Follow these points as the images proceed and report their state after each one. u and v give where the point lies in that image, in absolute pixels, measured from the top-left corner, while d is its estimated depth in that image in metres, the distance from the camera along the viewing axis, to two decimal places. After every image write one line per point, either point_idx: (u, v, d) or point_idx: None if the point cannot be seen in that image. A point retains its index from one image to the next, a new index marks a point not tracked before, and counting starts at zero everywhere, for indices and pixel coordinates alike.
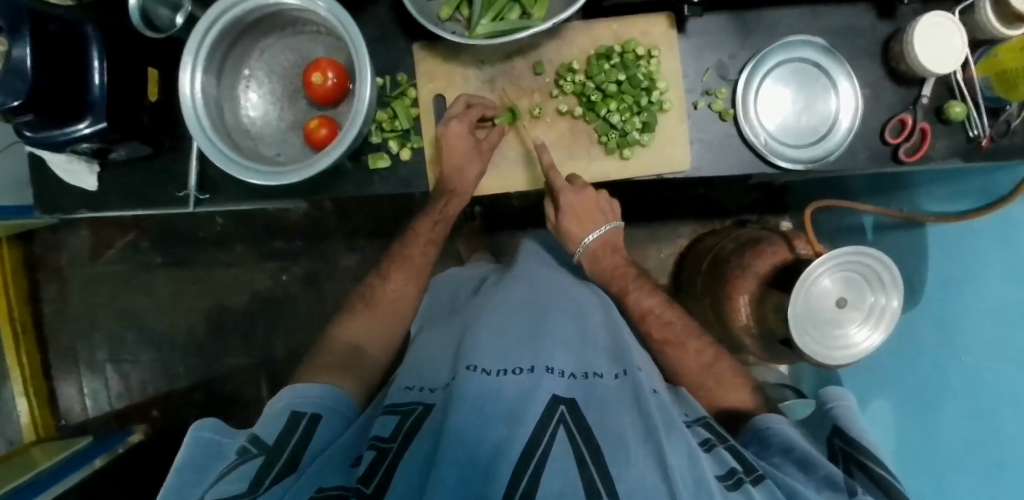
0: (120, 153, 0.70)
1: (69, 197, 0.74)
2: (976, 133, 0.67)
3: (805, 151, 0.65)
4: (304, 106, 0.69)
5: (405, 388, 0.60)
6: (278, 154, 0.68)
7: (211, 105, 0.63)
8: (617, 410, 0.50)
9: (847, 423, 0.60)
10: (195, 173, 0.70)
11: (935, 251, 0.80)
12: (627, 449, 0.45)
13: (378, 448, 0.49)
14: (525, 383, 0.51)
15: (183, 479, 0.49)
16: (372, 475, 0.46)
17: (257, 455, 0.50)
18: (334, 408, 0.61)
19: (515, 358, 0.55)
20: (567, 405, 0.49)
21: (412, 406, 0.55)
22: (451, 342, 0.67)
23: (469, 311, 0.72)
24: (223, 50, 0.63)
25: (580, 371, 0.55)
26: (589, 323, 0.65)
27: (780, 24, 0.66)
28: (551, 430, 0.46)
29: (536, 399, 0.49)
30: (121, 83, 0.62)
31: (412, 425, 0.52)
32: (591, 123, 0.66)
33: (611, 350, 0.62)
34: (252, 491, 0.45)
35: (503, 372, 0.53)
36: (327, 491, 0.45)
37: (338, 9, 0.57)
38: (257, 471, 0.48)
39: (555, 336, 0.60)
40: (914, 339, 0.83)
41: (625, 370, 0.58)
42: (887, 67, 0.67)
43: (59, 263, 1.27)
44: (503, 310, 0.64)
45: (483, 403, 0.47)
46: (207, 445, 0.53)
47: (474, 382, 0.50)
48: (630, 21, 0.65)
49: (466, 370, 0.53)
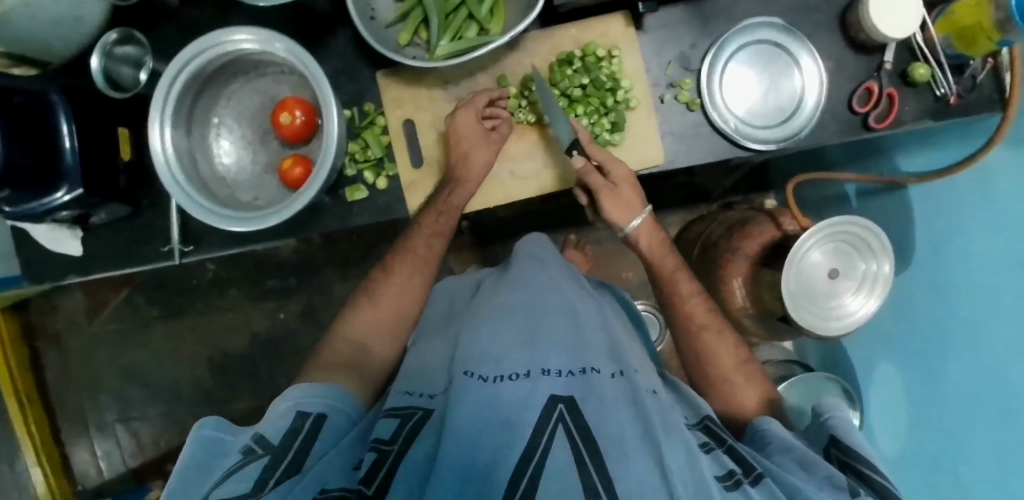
0: (100, 216, 0.70)
1: (54, 265, 0.74)
2: (943, 91, 0.67)
3: (774, 131, 0.65)
4: (276, 147, 0.69)
5: (404, 393, 0.56)
6: (256, 198, 0.68)
7: (184, 158, 0.63)
8: (616, 410, 0.48)
9: (846, 433, 0.55)
10: (177, 226, 0.70)
11: (920, 214, 0.81)
12: (625, 447, 0.44)
13: (378, 449, 0.45)
14: (521, 387, 0.49)
15: (183, 477, 0.44)
16: (375, 475, 0.42)
17: (262, 454, 0.46)
18: (341, 409, 0.56)
19: (512, 360, 0.53)
20: (565, 404, 0.47)
21: (412, 410, 0.51)
22: (443, 347, 0.64)
23: (463, 314, 0.69)
24: (189, 103, 0.63)
25: (576, 369, 0.53)
26: (584, 322, 0.63)
27: (736, 8, 0.66)
28: (550, 429, 0.44)
29: (532, 402, 0.48)
30: (94, 147, 0.63)
31: (414, 427, 0.48)
32: (560, 129, 0.66)
33: (607, 348, 0.60)
34: (257, 490, 0.41)
35: (501, 376, 0.51)
36: (328, 492, 0.41)
37: (297, 47, 0.58)
38: (262, 471, 0.43)
39: (551, 336, 0.58)
40: (914, 303, 0.83)
41: (621, 369, 0.56)
42: (846, 37, 0.67)
43: (56, 328, 1.26)
44: (499, 314, 0.62)
45: (484, 406, 0.46)
46: (213, 443, 0.48)
47: (472, 390, 0.48)
48: (587, 24, 0.65)
49: (464, 376, 0.51)
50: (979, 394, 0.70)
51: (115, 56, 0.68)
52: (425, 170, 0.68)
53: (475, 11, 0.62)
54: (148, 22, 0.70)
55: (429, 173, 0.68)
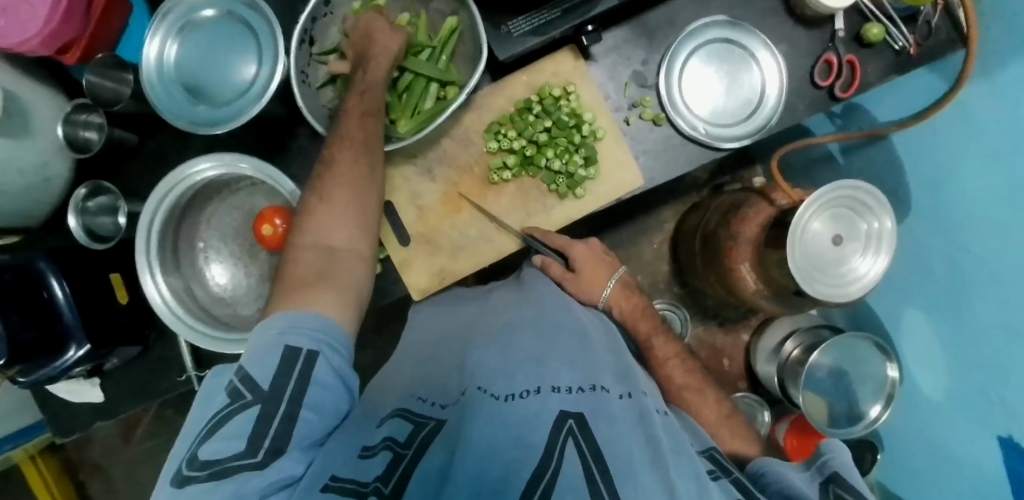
0: (113, 362, 0.71)
1: (81, 414, 0.75)
2: (901, 45, 0.67)
3: (743, 126, 0.67)
4: (266, 258, 0.68)
5: (416, 397, 0.50)
6: (258, 310, 0.68)
7: (181, 292, 0.65)
8: (625, 430, 0.40)
9: (848, 473, 0.45)
10: (189, 354, 0.71)
11: (908, 160, 0.81)
12: (636, 471, 0.36)
13: (393, 450, 0.40)
14: (532, 403, 0.41)
15: (191, 421, 0.44)
16: (391, 473, 0.38)
17: (254, 401, 0.42)
18: (335, 346, 0.49)
19: (523, 376, 0.46)
20: (576, 419, 0.39)
21: (425, 419, 0.45)
22: (445, 361, 0.55)
23: (467, 326, 0.61)
24: (170, 238, 0.65)
25: (585, 385, 0.44)
26: (592, 342, 0.54)
27: (678, 15, 0.66)
28: (559, 444, 0.37)
29: (540, 417, 0.40)
30: (92, 298, 0.64)
31: (428, 435, 0.43)
32: (535, 176, 0.66)
33: (614, 368, 0.50)
34: (252, 452, 0.39)
35: (512, 394, 0.43)
36: (341, 481, 0.37)
37: (263, 164, 0.59)
38: (255, 426, 0.41)
39: (564, 352, 0.50)
40: (923, 249, 0.82)
41: (631, 392, 0.47)
42: (794, 16, 0.67)
43: (96, 458, 1.24)
44: (507, 331, 0.55)
45: (495, 424, 0.39)
46: (210, 391, 0.46)
47: (484, 412, 0.41)
48: (536, 69, 0.65)
49: (477, 391, 0.45)
50: (999, 309, 0.68)
51: (90, 209, 0.69)
52: (414, 247, 0.66)
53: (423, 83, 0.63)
54: (113, 165, 0.70)
55: (419, 250, 0.66)
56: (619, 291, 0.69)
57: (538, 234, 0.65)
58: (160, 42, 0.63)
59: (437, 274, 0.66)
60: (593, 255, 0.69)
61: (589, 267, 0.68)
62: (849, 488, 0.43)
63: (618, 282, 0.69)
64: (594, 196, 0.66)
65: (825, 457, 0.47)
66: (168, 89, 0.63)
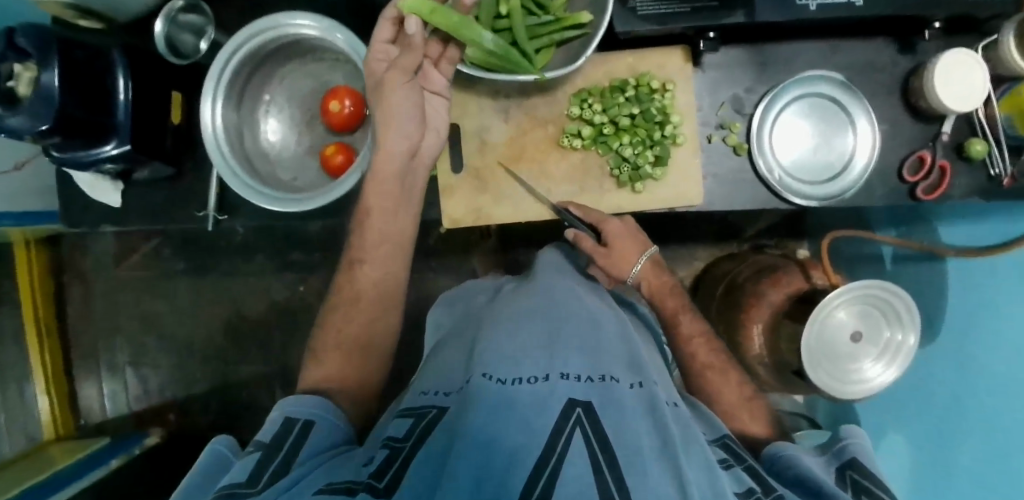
0: (143, 174, 0.72)
1: (92, 213, 0.76)
2: (997, 171, 0.65)
3: (819, 188, 0.65)
4: (321, 132, 0.70)
5: (421, 392, 0.51)
6: (295, 178, 0.69)
7: (232, 131, 0.65)
8: (634, 420, 0.40)
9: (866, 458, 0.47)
10: (214, 195, 0.72)
11: (956, 285, 0.79)
12: (644, 461, 0.35)
13: (391, 447, 0.41)
14: (539, 390, 0.40)
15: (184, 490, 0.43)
16: (385, 470, 0.38)
17: (256, 450, 0.43)
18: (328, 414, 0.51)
19: (532, 362, 0.45)
20: (583, 407, 0.39)
21: (427, 408, 0.46)
22: (457, 350, 0.56)
23: (483, 314, 0.61)
24: (241, 85, 0.65)
25: (596, 375, 0.44)
26: (604, 329, 0.53)
27: (796, 58, 0.66)
28: (567, 432, 0.36)
29: (547, 404, 0.39)
30: (146, 105, 0.65)
31: (427, 424, 0.43)
32: (603, 155, 0.65)
33: (624, 356, 0.50)
34: (252, 482, 0.39)
35: (519, 379, 0.42)
36: (335, 484, 0.38)
37: (358, 42, 0.60)
38: (257, 464, 0.41)
39: (576, 338, 0.49)
40: (933, 376, 0.81)
41: (643, 381, 0.46)
42: (907, 104, 0.66)
43: (84, 267, 1.25)
44: (522, 313, 0.54)
45: (503, 405, 0.38)
46: (214, 467, 0.46)
47: (490, 394, 0.40)
48: (643, 55, 0.65)
49: (482, 378, 0.43)
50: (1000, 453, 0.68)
51: (178, 22, 0.70)
52: (463, 177, 0.66)
53: (524, 46, 0.62)
54: None
55: (466, 182, 0.66)
56: (645, 271, 0.65)
57: (572, 207, 0.64)
58: None
59: (473, 211, 0.66)
60: (624, 231, 0.64)
61: (622, 243, 0.63)
62: (866, 471, 0.46)
63: (646, 262, 0.64)
64: (649, 195, 0.65)
65: (844, 442, 0.49)
66: None
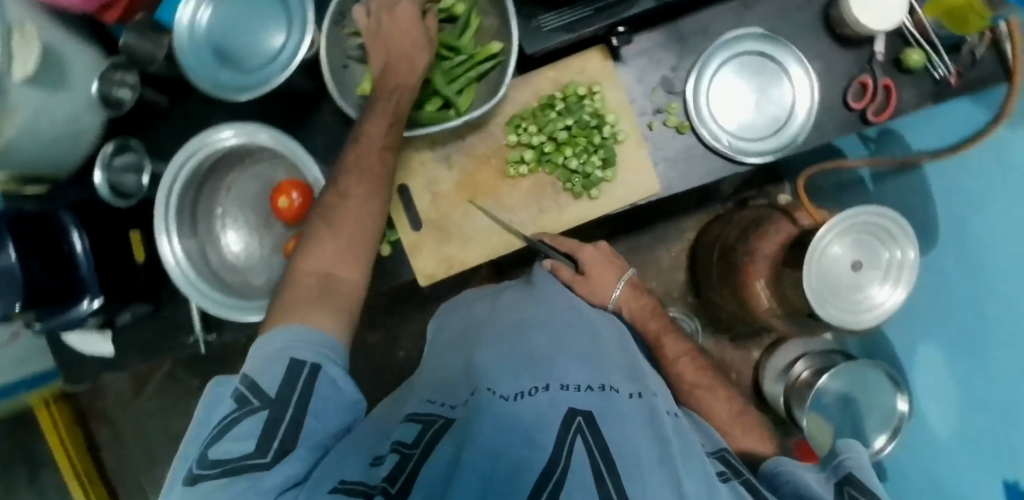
0: (126, 317, 0.73)
1: (92, 364, 0.77)
2: (941, 73, 0.64)
3: (769, 142, 0.65)
4: (281, 230, 0.69)
5: (426, 399, 0.48)
6: (268, 280, 0.69)
7: (195, 255, 0.66)
8: (634, 429, 0.38)
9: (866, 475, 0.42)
10: (198, 317, 0.72)
11: (937, 190, 0.79)
12: (644, 472, 0.34)
13: (400, 451, 0.39)
14: (541, 401, 0.39)
15: (197, 427, 0.44)
16: (398, 473, 0.36)
17: (260, 406, 0.42)
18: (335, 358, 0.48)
19: (530, 374, 0.44)
20: (584, 416, 0.38)
21: (433, 416, 0.44)
22: (453, 361, 0.54)
23: (478, 326, 0.60)
24: (190, 206, 0.67)
25: (595, 384, 0.43)
26: (602, 340, 0.53)
27: (712, 24, 0.65)
28: (568, 442, 0.35)
29: (548, 416, 0.38)
30: (109, 253, 0.66)
31: (436, 432, 0.41)
32: (552, 173, 0.65)
33: (624, 365, 0.50)
34: (261, 453, 0.38)
35: (522, 393, 0.41)
36: (350, 483, 0.36)
37: (283, 136, 0.61)
38: (263, 429, 0.40)
39: (575, 349, 0.49)
40: (942, 284, 0.79)
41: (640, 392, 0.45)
42: (833, 35, 0.65)
43: (106, 408, 1.27)
44: (519, 326, 0.53)
45: (507, 420, 0.37)
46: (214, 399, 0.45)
47: (492, 409, 0.39)
48: (563, 65, 0.65)
49: (485, 392, 0.43)
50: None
51: (116, 167, 0.70)
52: (425, 232, 0.66)
53: (444, 91, 0.62)
54: (143, 124, 0.73)
55: (429, 235, 0.66)
56: (627, 291, 0.67)
57: (546, 237, 0.65)
58: (193, 7, 0.64)
59: (445, 262, 0.67)
60: (598, 259, 0.67)
61: (598, 268, 0.66)
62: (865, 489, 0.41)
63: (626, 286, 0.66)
64: (608, 198, 0.65)
65: (843, 456, 0.44)
66: (198, 52, 0.64)
